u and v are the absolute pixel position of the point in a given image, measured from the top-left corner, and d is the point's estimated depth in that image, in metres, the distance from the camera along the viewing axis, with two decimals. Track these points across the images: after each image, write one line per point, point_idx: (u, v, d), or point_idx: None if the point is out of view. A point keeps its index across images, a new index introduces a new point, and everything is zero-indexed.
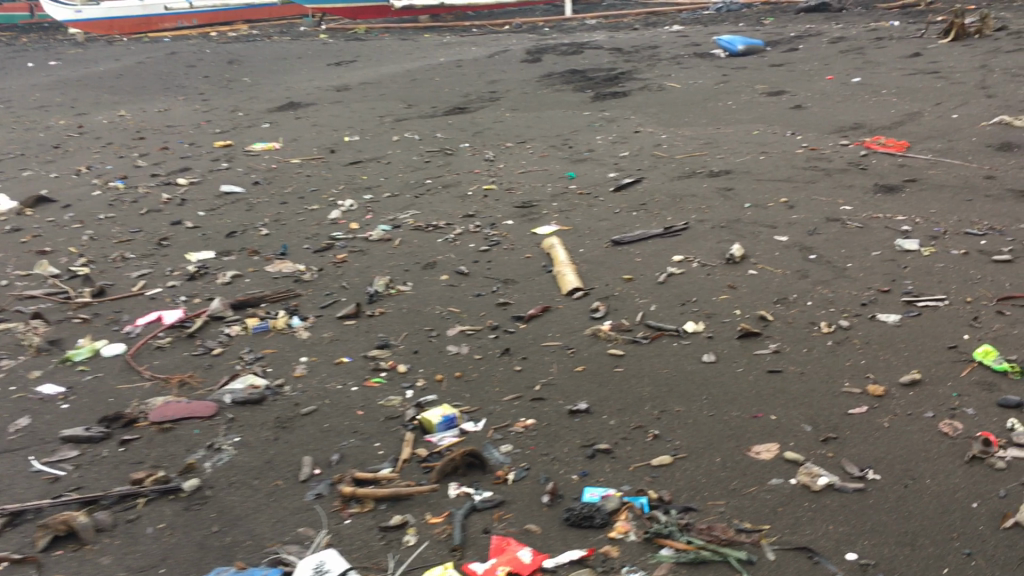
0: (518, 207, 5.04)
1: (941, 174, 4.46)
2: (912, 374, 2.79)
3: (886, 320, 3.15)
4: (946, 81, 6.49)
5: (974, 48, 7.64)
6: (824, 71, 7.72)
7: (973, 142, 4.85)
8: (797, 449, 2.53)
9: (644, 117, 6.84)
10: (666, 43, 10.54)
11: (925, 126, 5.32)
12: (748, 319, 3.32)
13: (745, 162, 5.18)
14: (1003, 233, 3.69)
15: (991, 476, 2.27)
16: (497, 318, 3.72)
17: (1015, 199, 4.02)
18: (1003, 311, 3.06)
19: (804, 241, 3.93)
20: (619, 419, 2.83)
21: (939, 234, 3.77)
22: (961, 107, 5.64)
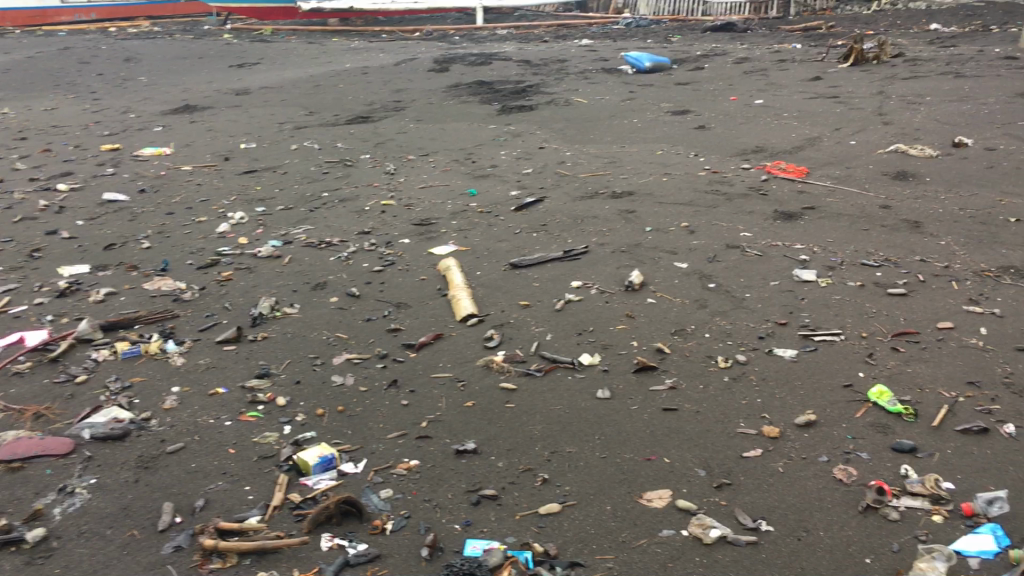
0: (416, 225, 4.86)
1: (839, 201, 4.47)
2: (807, 414, 2.72)
3: (782, 355, 3.08)
4: (845, 106, 6.58)
5: (872, 74, 7.80)
6: (729, 92, 7.77)
7: (870, 170, 4.89)
8: (689, 497, 2.42)
9: (550, 132, 6.74)
10: (575, 57, 10.50)
11: (824, 152, 5.35)
12: (644, 352, 3.22)
13: (648, 183, 5.11)
14: (897, 264, 3.69)
15: (884, 529, 2.20)
16: (387, 345, 3.53)
17: (910, 230, 4.04)
18: (897, 348, 3.03)
19: (704, 269, 3.86)
20: (507, 461, 2.69)
21: (836, 264, 3.75)
22: (859, 133, 5.70)
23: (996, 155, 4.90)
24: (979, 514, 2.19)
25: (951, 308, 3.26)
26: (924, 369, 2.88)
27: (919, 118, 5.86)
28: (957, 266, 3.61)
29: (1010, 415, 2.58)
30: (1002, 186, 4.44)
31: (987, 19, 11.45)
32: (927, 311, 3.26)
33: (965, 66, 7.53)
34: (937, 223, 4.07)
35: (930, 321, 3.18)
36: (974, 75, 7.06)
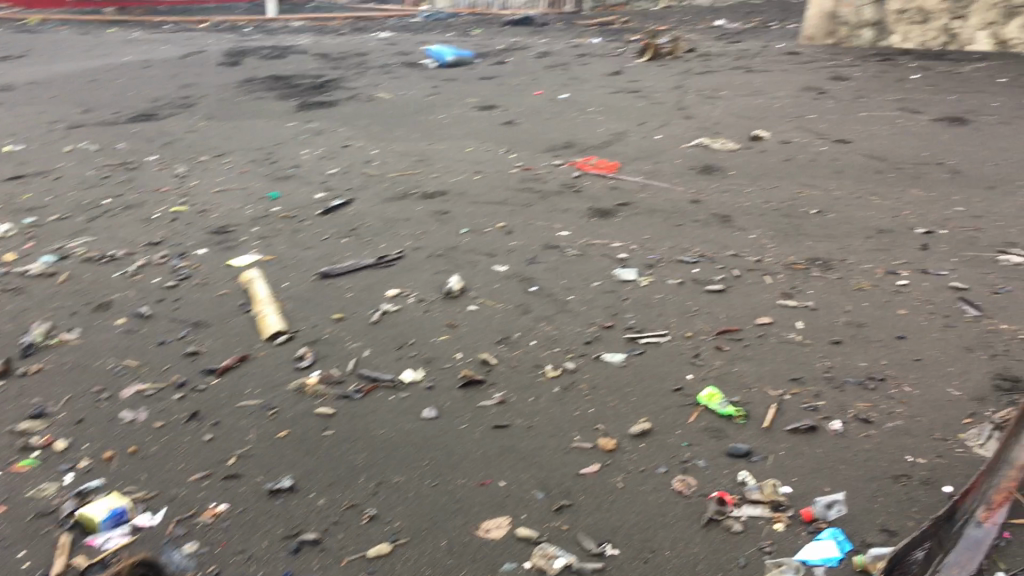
0: (212, 233, 4.47)
1: (651, 197, 4.47)
2: (641, 423, 2.63)
3: (611, 361, 2.99)
4: (647, 101, 6.69)
5: (668, 69, 8.00)
6: (533, 86, 7.75)
7: (677, 164, 4.94)
8: (530, 523, 2.27)
9: (353, 129, 6.45)
10: (375, 51, 10.20)
11: (632, 146, 5.38)
12: (469, 364, 3.04)
13: (460, 182, 4.95)
14: (712, 260, 3.71)
15: (730, 542, 2.13)
16: (185, 372, 3.17)
17: (721, 224, 4.08)
18: (721, 347, 3.01)
19: (524, 271, 3.73)
20: (329, 498, 2.44)
21: (653, 262, 3.72)
22: (663, 127, 5.79)
23: (791, 148, 5.08)
24: (819, 519, 2.16)
25: (768, 303, 3.29)
26: (749, 367, 2.87)
27: (717, 112, 6.03)
28: (769, 259, 3.67)
29: (835, 411, 2.59)
30: (800, 178, 4.60)
31: (765, 16, 12.11)
32: (745, 307, 3.27)
33: (753, 61, 7.86)
34: (745, 217, 4.14)
35: (750, 317, 3.19)
36: (761, 70, 7.37)
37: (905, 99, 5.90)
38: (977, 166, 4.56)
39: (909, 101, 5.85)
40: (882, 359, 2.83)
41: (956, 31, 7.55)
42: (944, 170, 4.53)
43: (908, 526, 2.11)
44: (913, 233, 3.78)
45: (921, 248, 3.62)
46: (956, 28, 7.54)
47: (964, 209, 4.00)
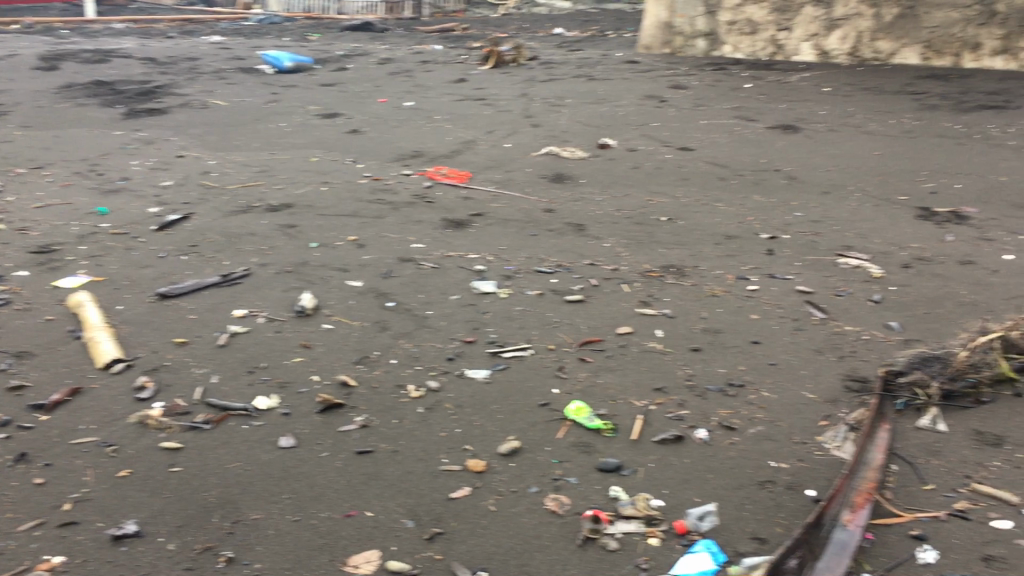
0: (34, 253, 4.11)
1: (505, 207, 4.44)
2: (510, 441, 2.56)
3: (475, 377, 2.91)
4: (494, 109, 6.68)
5: (512, 76, 8.04)
6: (378, 93, 7.60)
7: (528, 173, 4.94)
8: (400, 555, 2.16)
9: (188, 138, 6.12)
10: (207, 56, 9.78)
11: (481, 155, 5.35)
12: (327, 387, 2.90)
13: (307, 194, 4.77)
14: (570, 270, 3.70)
15: (606, 561, 2.09)
16: (8, 408, 2.87)
17: (575, 233, 4.10)
18: (585, 358, 2.99)
19: (379, 286, 3.61)
20: (180, 542, 2.24)
21: (512, 274, 3.68)
22: (511, 136, 5.78)
23: (638, 155, 5.17)
24: (692, 531, 2.16)
25: (627, 312, 3.30)
26: (613, 378, 2.86)
27: (563, 120, 6.08)
28: (624, 268, 3.70)
29: (700, 419, 2.61)
30: (648, 185, 4.68)
31: (602, 25, 12.39)
32: (605, 318, 3.27)
33: (595, 70, 8.00)
34: (598, 226, 4.17)
35: (610, 327, 3.19)
36: (603, 78, 7.51)
37: (740, 107, 6.14)
38: (811, 172, 4.78)
39: (744, 109, 6.09)
40: (740, 365, 2.89)
41: (782, 42, 7.93)
42: (782, 177, 4.72)
43: (777, 532, 2.13)
44: (758, 238, 3.91)
45: (767, 253, 3.74)
46: (782, 39, 7.93)
47: (803, 214, 4.17)
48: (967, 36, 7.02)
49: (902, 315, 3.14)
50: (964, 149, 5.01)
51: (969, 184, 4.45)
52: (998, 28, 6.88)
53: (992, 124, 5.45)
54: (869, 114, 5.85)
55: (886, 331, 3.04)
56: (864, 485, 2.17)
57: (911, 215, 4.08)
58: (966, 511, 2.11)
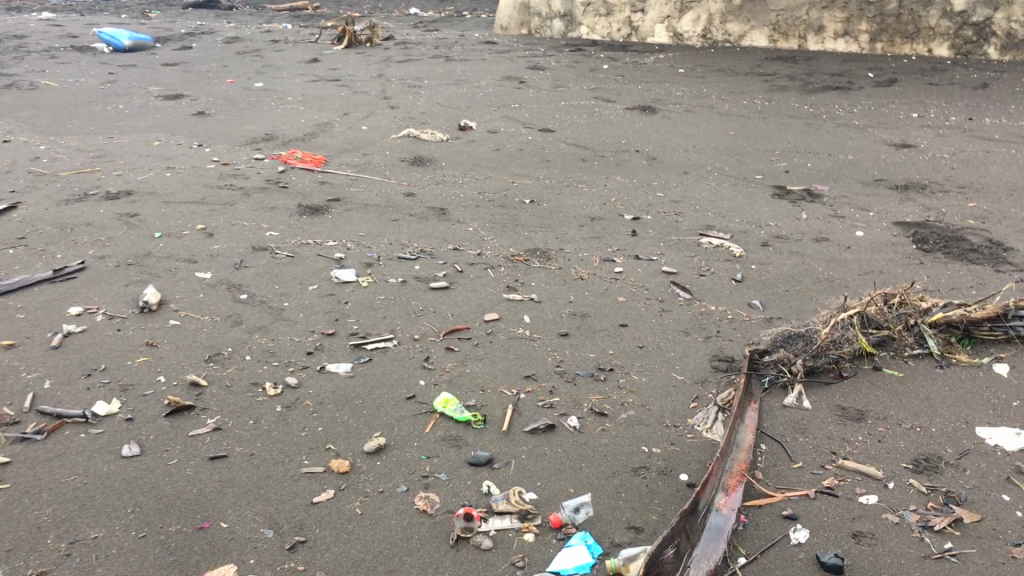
0: None
1: (363, 192, 4.28)
2: (375, 438, 2.41)
3: (337, 371, 2.75)
4: (349, 90, 6.47)
5: (367, 57, 7.81)
6: (225, 74, 7.23)
7: (387, 156, 4.78)
8: (259, 569, 1.97)
9: (13, 121, 5.64)
10: (35, 33, 9.09)
11: (338, 138, 5.15)
12: (175, 388, 2.67)
13: (149, 180, 4.46)
14: (434, 256, 3.59)
15: (481, 560, 1.98)
16: None
17: (438, 217, 3.98)
18: (452, 347, 2.88)
19: (231, 278, 3.39)
20: (7, 567, 1.97)
21: (373, 261, 3.53)
22: (368, 118, 5.59)
23: (499, 137, 5.09)
24: (568, 524, 2.08)
25: (494, 299, 3.22)
26: (481, 367, 2.76)
27: (422, 101, 5.94)
28: (489, 252, 3.61)
29: (571, 406, 2.54)
30: (511, 168, 4.61)
31: (458, 4, 12.25)
32: (472, 305, 3.17)
33: (452, 50, 7.87)
34: (461, 210, 4.07)
35: (477, 314, 3.10)
36: (461, 59, 7.39)
37: (599, 88, 6.15)
38: (670, 152, 4.81)
39: (602, 90, 6.10)
40: (609, 349, 2.85)
41: (637, 24, 8.01)
42: (642, 157, 4.74)
43: (653, 520, 2.08)
44: (622, 220, 3.90)
45: (631, 234, 3.73)
46: (637, 21, 8.02)
47: (664, 194, 4.19)
48: (811, 19, 7.24)
49: (764, 293, 3.17)
50: (813, 129, 5.16)
51: (819, 162, 4.58)
52: (840, 11, 7.11)
53: (837, 104, 5.64)
54: (723, 95, 5.96)
55: (749, 309, 3.07)
56: (736, 467, 2.15)
57: (767, 194, 4.16)
58: (835, 488, 2.13)
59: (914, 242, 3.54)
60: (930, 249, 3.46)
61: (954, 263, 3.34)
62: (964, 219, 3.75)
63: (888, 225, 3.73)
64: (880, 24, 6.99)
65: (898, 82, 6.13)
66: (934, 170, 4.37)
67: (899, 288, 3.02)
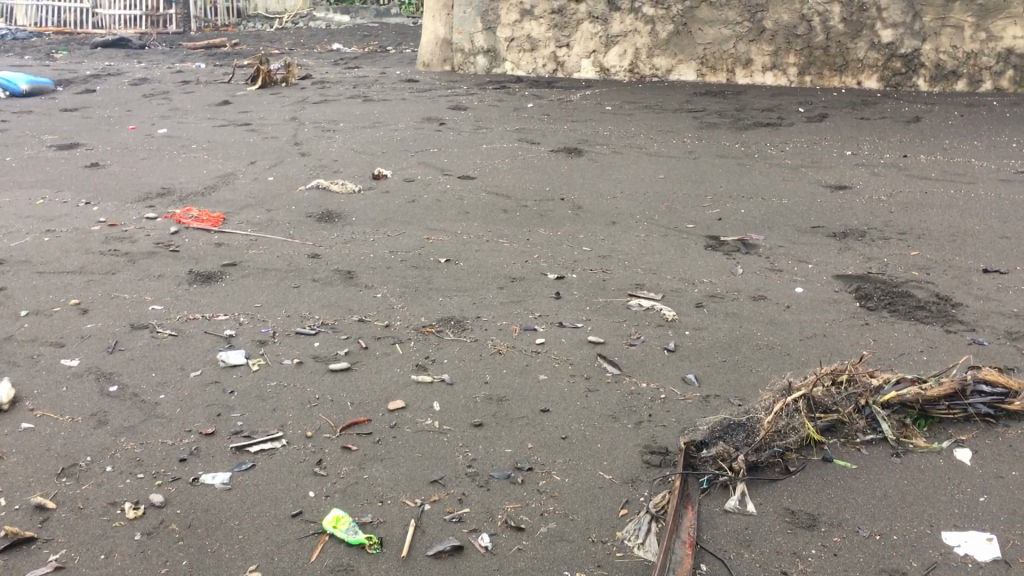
0: None
1: (263, 254, 3.90)
2: (249, 574, 2.04)
3: (212, 483, 2.36)
4: (259, 135, 6.08)
5: (281, 98, 7.44)
6: (127, 119, 6.79)
7: (292, 212, 4.41)
8: None
9: None
10: None
11: (240, 192, 4.76)
12: (16, 514, 2.25)
13: (23, 246, 4.01)
14: (336, 329, 3.22)
15: None
16: None
17: (344, 282, 3.62)
18: (349, 445, 2.51)
19: (102, 365, 2.98)
20: None
21: (267, 339, 3.15)
22: (276, 167, 5.22)
23: (415, 187, 4.76)
24: None
25: (400, 381, 2.86)
26: (381, 470, 2.40)
27: (335, 147, 5.58)
28: (398, 323, 3.26)
29: (483, 519, 2.19)
30: (427, 221, 4.27)
31: (382, 40, 11.94)
32: (375, 390, 2.81)
33: (371, 89, 7.53)
34: (369, 272, 3.72)
35: (380, 402, 2.74)
36: (380, 99, 7.06)
37: (522, 129, 5.86)
38: (597, 199, 4.53)
39: (527, 131, 5.82)
40: (528, 442, 2.51)
41: (563, 59, 7.77)
42: (568, 206, 4.44)
43: None
44: (545, 279, 3.59)
45: (555, 297, 3.42)
46: (562, 56, 7.77)
47: (591, 248, 3.90)
48: (739, 53, 7.08)
49: (699, 365, 2.88)
50: (745, 170, 4.94)
51: (753, 208, 4.33)
52: (767, 44, 6.96)
53: (768, 142, 5.44)
54: (652, 134, 5.72)
55: (684, 386, 2.76)
56: None
57: (700, 245, 3.89)
58: None
59: (858, 298, 3.29)
60: (875, 307, 3.21)
61: (901, 323, 3.09)
62: (908, 270, 3.52)
63: (830, 279, 3.48)
64: (809, 56, 6.84)
65: (829, 116, 5.97)
66: (872, 215, 4.15)
67: (845, 361, 2.74)
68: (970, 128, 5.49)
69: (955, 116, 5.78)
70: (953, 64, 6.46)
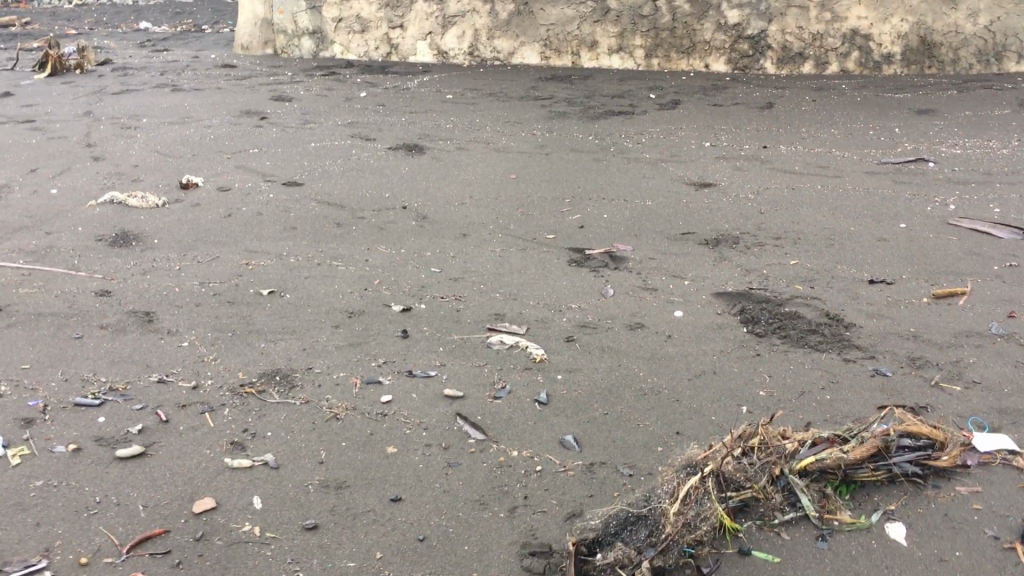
0: None
1: (37, 294, 3.17)
2: None
3: None
4: (43, 135, 5.21)
5: (75, 87, 6.50)
6: None
7: (79, 234, 3.66)
8: None
9: None
10: None
11: (14, 209, 3.96)
12: None
13: None
14: (127, 398, 2.57)
15: None
16: None
17: (140, 328, 2.96)
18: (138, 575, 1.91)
19: None
20: None
21: (34, 417, 2.47)
22: (62, 176, 4.41)
23: (231, 197, 4.09)
24: None
25: (210, 469, 2.25)
26: None
27: (136, 149, 4.81)
28: (209, 383, 2.64)
29: None
30: (246, 241, 3.63)
31: (196, 18, 10.93)
32: (175, 485, 2.20)
33: (182, 76, 6.70)
34: (173, 313, 3.06)
35: (183, 503, 2.13)
36: (192, 89, 6.25)
37: (355, 122, 5.25)
38: (442, 206, 4.01)
39: (360, 125, 5.22)
40: (375, 551, 1.98)
41: (397, 42, 7.16)
42: (410, 216, 3.91)
43: None
44: (388, 313, 3.05)
45: (401, 336, 2.89)
46: (396, 38, 7.16)
47: (441, 270, 3.38)
48: (583, 34, 6.68)
49: (578, 423, 2.41)
50: (602, 167, 4.53)
51: (616, 212, 3.93)
52: (612, 25, 6.59)
53: (623, 133, 5.06)
54: (498, 126, 5.24)
55: (563, 452, 2.29)
56: None
57: (563, 261, 3.44)
58: None
59: (743, 322, 2.92)
60: (764, 332, 2.84)
61: (796, 351, 2.74)
62: (790, 283, 3.19)
63: (709, 299, 3.10)
64: (655, 38, 6.52)
65: (681, 103, 5.66)
66: (743, 218, 3.81)
67: (747, 423, 2.35)
68: (825, 114, 5.29)
69: (808, 101, 5.58)
70: (799, 45, 6.27)
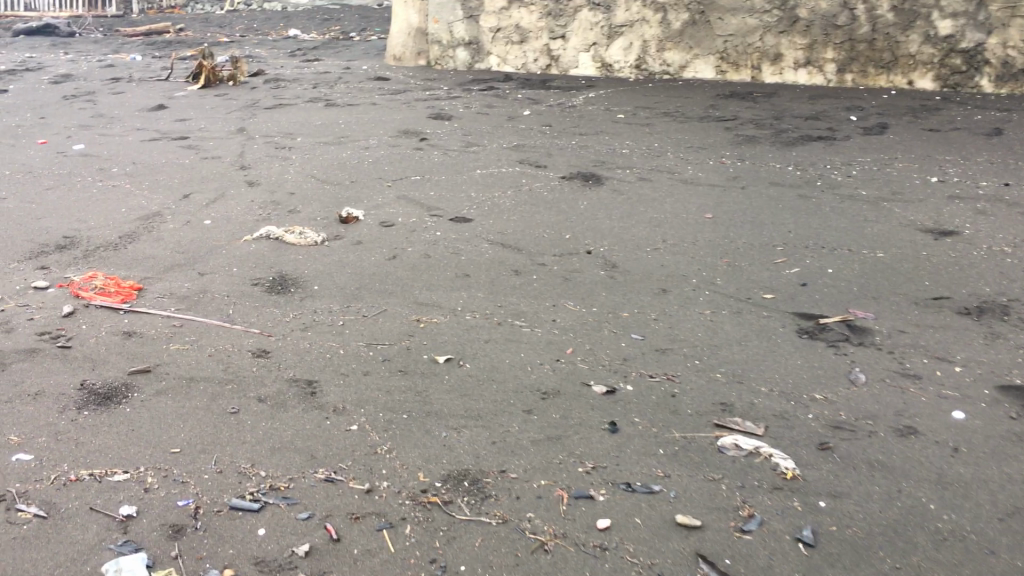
0: None
1: (190, 352, 2.80)
2: None
3: None
4: (196, 153, 4.95)
5: (228, 100, 6.28)
6: (36, 132, 5.61)
7: (232, 277, 3.30)
8: None
9: None
10: None
11: (168, 243, 3.64)
12: None
13: None
14: (291, 502, 2.13)
15: None
16: None
17: (303, 403, 2.54)
18: None
19: None
20: None
21: (184, 525, 2.06)
22: (216, 203, 4.09)
23: (395, 234, 3.67)
24: None
25: None
26: None
27: (290, 173, 4.48)
28: (385, 486, 2.19)
29: None
30: (415, 290, 3.20)
31: (343, 23, 10.77)
32: None
33: (335, 90, 6.40)
34: (339, 384, 2.63)
35: None
36: (346, 103, 5.92)
37: (521, 146, 4.79)
38: (632, 252, 3.48)
39: (527, 148, 4.75)
40: None
41: (558, 53, 6.73)
42: (598, 263, 3.39)
43: None
44: (589, 396, 2.54)
45: (610, 430, 2.37)
46: (557, 49, 6.72)
47: (643, 337, 2.85)
48: (766, 46, 6.04)
49: None
50: (813, 205, 3.91)
51: (842, 265, 3.31)
52: (800, 36, 5.92)
53: (828, 163, 4.42)
54: (681, 152, 4.67)
55: None
56: None
57: (793, 330, 2.86)
58: None
59: None
60: None
61: None
62: None
63: (994, 394, 2.46)
64: (851, 51, 5.81)
65: (890, 126, 4.95)
66: (1005, 279, 3.13)
67: None
68: None
69: None
70: None
